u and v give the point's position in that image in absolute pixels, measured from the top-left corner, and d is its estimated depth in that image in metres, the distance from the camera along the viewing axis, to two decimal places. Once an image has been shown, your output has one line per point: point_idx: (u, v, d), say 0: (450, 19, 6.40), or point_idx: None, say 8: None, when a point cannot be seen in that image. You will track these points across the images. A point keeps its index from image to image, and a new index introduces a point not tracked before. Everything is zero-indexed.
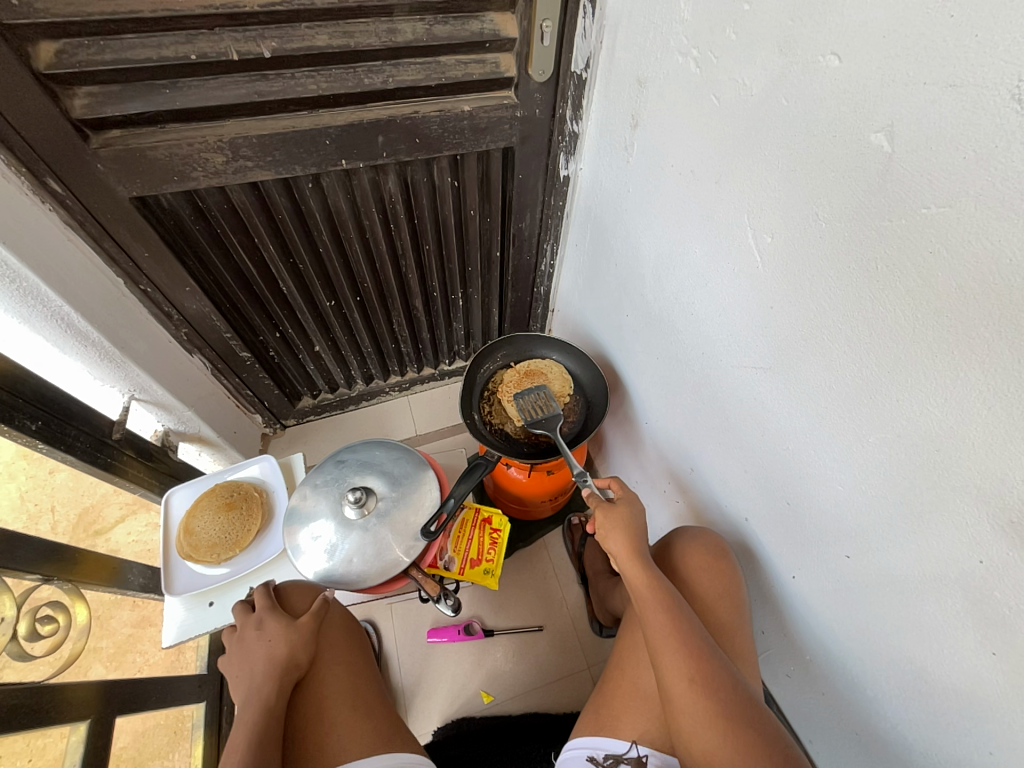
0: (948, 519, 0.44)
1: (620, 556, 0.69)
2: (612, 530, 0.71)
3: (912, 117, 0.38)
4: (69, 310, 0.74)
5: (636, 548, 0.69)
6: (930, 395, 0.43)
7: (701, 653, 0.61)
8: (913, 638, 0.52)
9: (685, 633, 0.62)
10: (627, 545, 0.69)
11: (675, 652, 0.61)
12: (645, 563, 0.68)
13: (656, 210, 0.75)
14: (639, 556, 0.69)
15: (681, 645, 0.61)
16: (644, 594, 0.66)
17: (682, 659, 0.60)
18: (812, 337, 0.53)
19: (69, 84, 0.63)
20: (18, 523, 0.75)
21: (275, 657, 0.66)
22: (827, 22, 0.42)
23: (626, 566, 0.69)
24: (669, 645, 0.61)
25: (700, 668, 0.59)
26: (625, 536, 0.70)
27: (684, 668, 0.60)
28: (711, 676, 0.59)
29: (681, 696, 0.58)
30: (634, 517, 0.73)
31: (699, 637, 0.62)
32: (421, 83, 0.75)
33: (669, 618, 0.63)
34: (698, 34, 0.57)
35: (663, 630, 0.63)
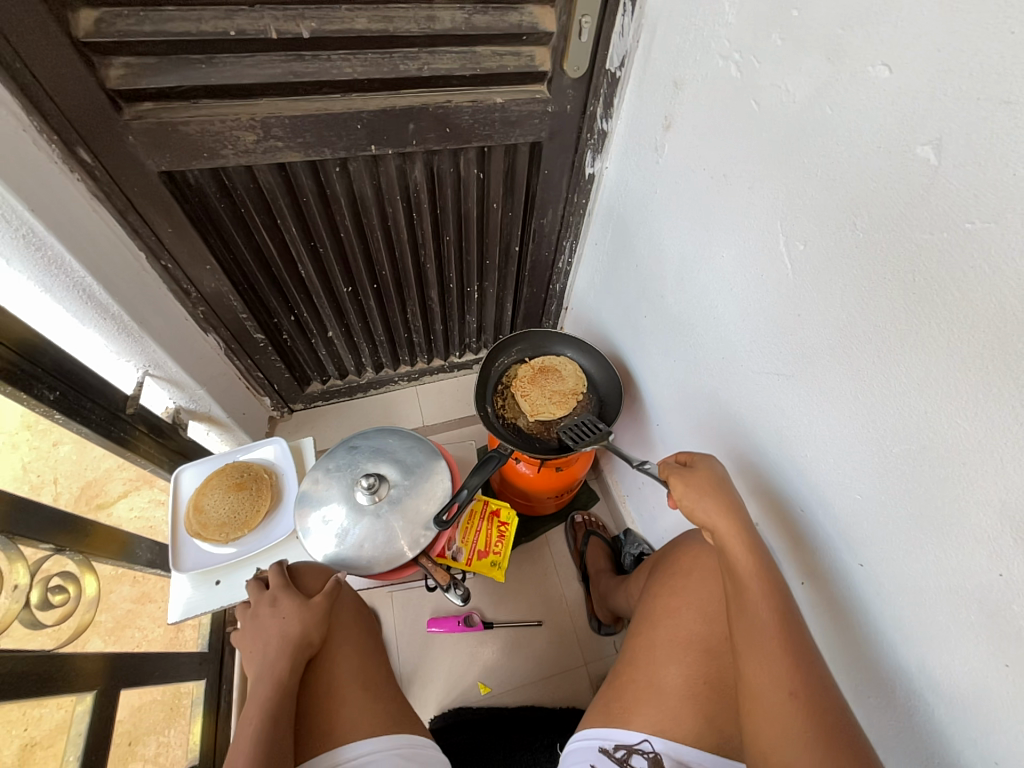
0: (969, 529, 0.45)
1: (724, 539, 0.65)
2: (713, 505, 0.66)
3: (961, 133, 0.38)
4: (90, 279, 0.74)
5: (741, 527, 0.64)
6: (959, 409, 0.43)
7: (803, 664, 0.58)
8: (924, 648, 0.53)
9: (790, 638, 0.60)
10: (730, 523, 0.65)
11: (772, 654, 0.59)
12: (754, 548, 0.64)
13: (684, 212, 0.75)
14: (747, 540, 0.64)
15: (783, 650, 0.59)
16: (748, 582, 0.63)
17: (783, 667, 0.58)
18: (838, 347, 0.54)
19: (106, 54, 0.63)
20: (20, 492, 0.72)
21: (290, 635, 0.67)
22: (878, 32, 0.43)
23: (729, 545, 0.64)
24: (771, 647, 0.60)
25: (800, 683, 0.57)
26: (728, 513, 0.65)
27: (784, 679, 0.58)
28: (813, 690, 0.57)
29: (772, 702, 0.58)
30: (734, 493, 0.68)
31: (803, 644, 0.60)
32: (456, 72, 0.75)
33: (774, 618, 0.61)
34: (741, 39, 0.58)
35: (765, 631, 0.60)
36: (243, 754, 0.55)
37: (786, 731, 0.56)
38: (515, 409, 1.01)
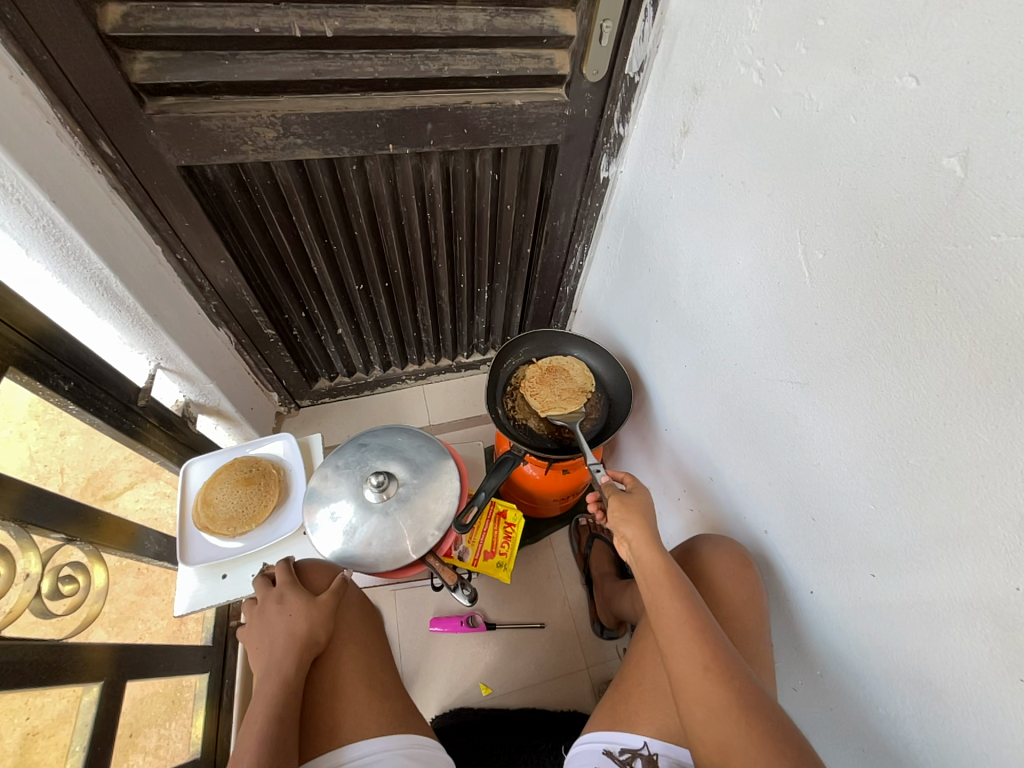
0: (985, 543, 0.45)
1: (636, 544, 0.69)
2: (623, 511, 0.71)
3: (989, 145, 0.38)
4: (107, 272, 0.74)
5: (648, 532, 0.69)
6: (980, 421, 0.43)
7: (715, 644, 0.59)
8: (936, 660, 0.53)
9: (698, 622, 0.61)
10: (636, 525, 0.69)
11: (684, 637, 0.60)
12: (657, 547, 0.67)
13: (700, 218, 0.75)
14: (651, 540, 0.68)
15: (695, 631, 0.60)
16: (656, 577, 0.65)
17: (695, 647, 0.59)
18: (855, 357, 0.54)
19: (131, 48, 0.63)
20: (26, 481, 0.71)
21: (297, 634, 0.67)
22: (906, 43, 0.43)
23: (637, 548, 0.68)
24: (684, 633, 0.60)
25: (714, 658, 0.58)
26: (635, 517, 0.70)
27: (698, 659, 0.59)
28: (727, 668, 0.58)
29: (697, 689, 0.57)
30: (646, 502, 0.72)
31: (712, 628, 0.61)
32: (476, 73, 0.75)
33: (681, 604, 0.63)
34: (765, 47, 0.58)
35: (675, 618, 0.62)
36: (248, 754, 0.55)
37: (716, 713, 0.56)
38: (525, 410, 1.02)
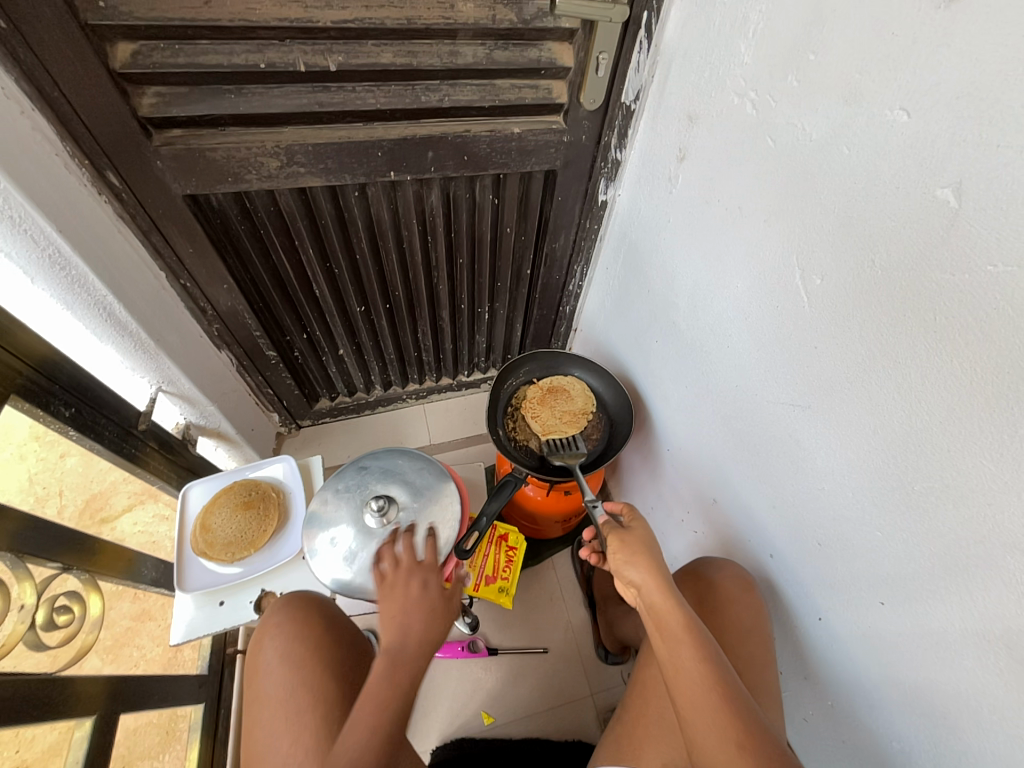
0: (996, 574, 0.44)
1: (649, 594, 0.64)
2: (634, 556, 0.66)
3: (981, 178, 0.39)
4: (111, 299, 0.75)
5: (665, 582, 0.64)
6: (985, 449, 0.43)
7: (744, 711, 0.55)
8: (950, 694, 0.51)
9: (724, 684, 0.57)
10: (653, 575, 0.64)
11: (711, 707, 0.56)
12: (675, 599, 0.63)
13: (697, 242, 0.76)
14: (668, 592, 0.63)
15: (723, 700, 0.56)
16: (677, 636, 0.60)
17: (725, 718, 0.55)
18: (856, 381, 0.54)
19: (139, 84, 0.65)
20: (25, 505, 0.71)
21: (432, 640, 0.66)
22: (896, 78, 0.44)
23: (654, 600, 0.63)
24: (710, 699, 0.56)
25: (746, 732, 0.54)
26: (649, 565, 0.65)
27: (729, 732, 0.54)
28: (758, 738, 0.54)
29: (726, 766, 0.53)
30: (655, 545, 0.68)
31: (738, 692, 0.57)
32: (476, 103, 0.77)
33: (706, 666, 0.58)
34: (757, 78, 0.59)
35: (699, 682, 0.57)
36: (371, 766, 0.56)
37: None
38: (526, 431, 1.01)
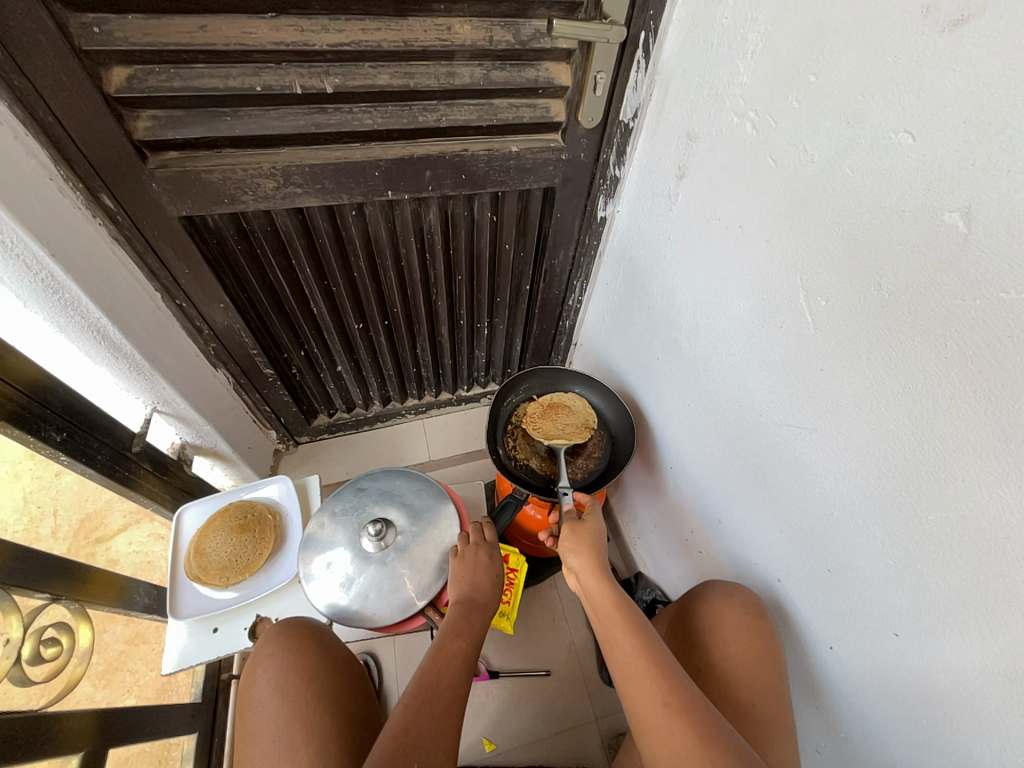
0: (1015, 610, 0.42)
1: (585, 573, 0.71)
2: (575, 548, 0.74)
3: (991, 203, 0.38)
4: (106, 321, 0.74)
5: (599, 563, 0.72)
6: (1001, 480, 0.41)
7: (673, 674, 0.58)
8: (970, 733, 0.49)
9: (653, 651, 0.60)
10: (588, 554, 0.72)
11: (640, 670, 0.58)
12: (605, 580, 0.69)
13: (698, 261, 0.75)
14: (600, 574, 0.70)
15: (654, 665, 0.58)
16: (609, 610, 0.66)
17: (652, 679, 0.57)
18: (864, 405, 0.52)
19: (135, 107, 0.65)
20: (18, 525, 0.71)
21: (489, 604, 0.75)
22: (900, 102, 0.43)
23: (589, 579, 0.70)
24: (640, 662, 0.59)
25: (675, 693, 0.56)
26: (585, 546, 0.74)
27: (657, 690, 0.56)
28: (686, 698, 0.55)
29: (656, 727, 0.55)
30: (596, 539, 0.75)
31: (669, 659, 0.60)
32: (474, 123, 0.76)
33: (637, 635, 0.62)
34: (757, 99, 0.58)
35: (630, 652, 0.61)
36: (448, 687, 0.62)
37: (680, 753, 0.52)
38: (528, 450, 1.00)
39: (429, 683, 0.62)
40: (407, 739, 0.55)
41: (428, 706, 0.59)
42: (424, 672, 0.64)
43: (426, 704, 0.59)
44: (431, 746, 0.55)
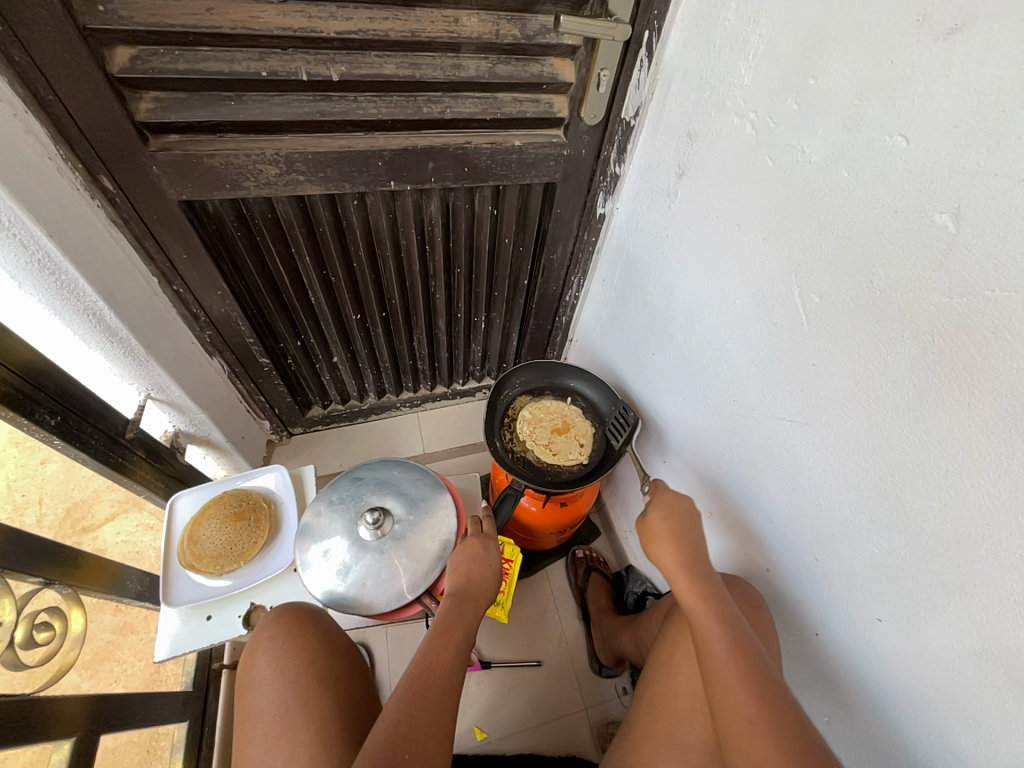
0: (992, 593, 0.45)
1: (670, 570, 0.69)
2: (653, 544, 0.73)
3: (979, 205, 0.40)
4: (102, 305, 0.73)
5: (687, 562, 0.69)
6: (982, 470, 0.43)
7: (765, 689, 0.55)
8: (947, 713, 0.51)
9: (745, 661, 0.58)
10: (674, 552, 0.70)
11: (730, 681, 0.56)
12: (695, 578, 0.67)
13: (695, 258, 0.77)
14: (691, 570, 0.68)
15: (741, 675, 0.56)
16: (697, 610, 0.64)
17: (739, 690, 0.55)
18: (853, 400, 0.54)
19: (137, 88, 0.64)
20: (3, 514, 0.69)
21: (483, 597, 0.75)
22: (896, 105, 0.45)
23: (676, 578, 0.68)
24: (730, 674, 0.57)
25: (761, 709, 0.53)
26: (666, 542, 0.72)
27: (741, 706, 0.54)
28: (775, 719, 0.52)
29: (736, 735, 0.53)
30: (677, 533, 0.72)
31: (765, 672, 0.57)
32: (477, 116, 0.77)
33: (728, 642, 0.59)
34: (757, 100, 0.60)
35: (721, 658, 0.58)
36: (440, 677, 0.63)
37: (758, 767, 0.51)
38: (532, 436, 1.02)
39: (421, 676, 0.63)
40: (397, 732, 0.56)
41: (418, 697, 0.60)
42: (417, 665, 0.64)
43: (417, 697, 0.60)
44: (424, 740, 0.56)
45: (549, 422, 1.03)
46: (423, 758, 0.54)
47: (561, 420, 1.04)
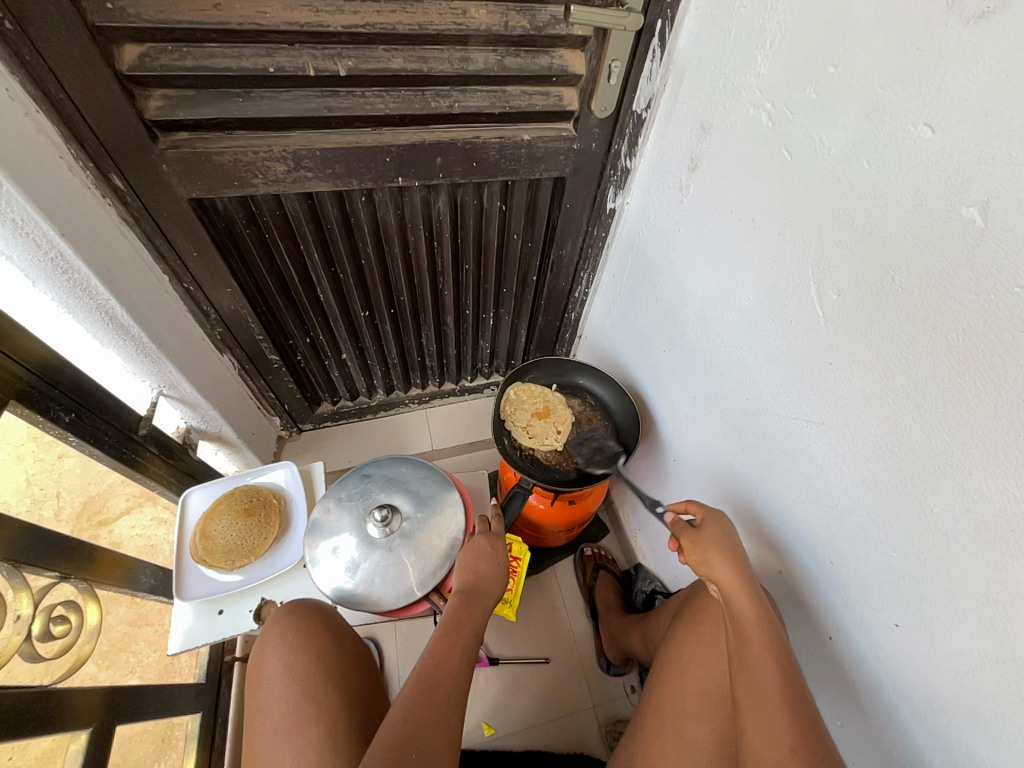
0: (1016, 601, 0.43)
1: (726, 586, 0.65)
2: (711, 556, 0.67)
3: (1009, 197, 0.38)
4: (115, 303, 0.73)
5: (748, 580, 0.64)
6: (1008, 473, 0.42)
7: (802, 717, 0.56)
8: (966, 721, 0.50)
9: (790, 688, 0.57)
10: (732, 570, 0.65)
11: (774, 711, 0.56)
12: (757, 599, 0.63)
13: (708, 253, 0.75)
14: (750, 589, 0.64)
15: (782, 701, 0.56)
16: (749, 631, 0.61)
17: (782, 718, 0.56)
18: (872, 399, 0.53)
19: (146, 86, 0.64)
20: (21, 507, 0.70)
21: (490, 595, 0.75)
22: (922, 93, 0.43)
23: (733, 595, 0.64)
24: (774, 703, 0.57)
25: (802, 740, 0.54)
26: (727, 559, 0.66)
27: (782, 734, 0.55)
28: (816, 750, 0.53)
29: (770, 754, 0.54)
30: (738, 548, 0.67)
31: (803, 701, 0.57)
32: (486, 110, 0.76)
33: (775, 669, 0.58)
34: (774, 89, 0.58)
35: (767, 683, 0.58)
36: (446, 677, 0.63)
37: None
38: (511, 417, 1.02)
39: (428, 675, 0.63)
40: (405, 731, 0.56)
41: (426, 697, 0.60)
42: (424, 664, 0.64)
43: (424, 696, 0.60)
44: (431, 739, 0.56)
45: (530, 406, 1.03)
46: (432, 757, 0.54)
47: (543, 403, 1.04)
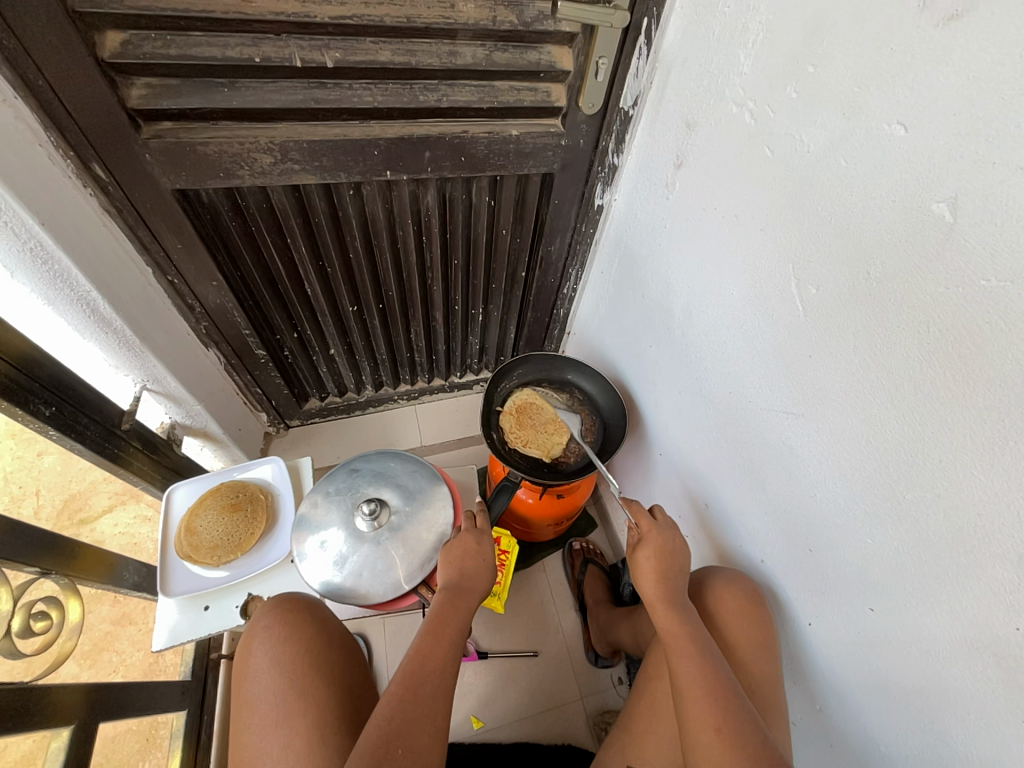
0: (984, 583, 0.45)
1: (651, 596, 0.72)
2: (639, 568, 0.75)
3: (975, 194, 0.40)
4: (96, 294, 0.72)
5: (665, 589, 0.72)
6: (976, 461, 0.43)
7: (729, 704, 0.58)
8: (936, 701, 0.52)
9: (712, 679, 0.61)
10: (655, 580, 0.73)
11: (698, 698, 0.59)
12: (675, 606, 0.70)
13: (693, 249, 0.77)
14: (669, 599, 0.70)
15: (706, 688, 0.60)
16: (674, 637, 0.66)
17: (705, 705, 0.58)
18: (850, 390, 0.54)
19: (129, 74, 0.63)
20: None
21: (476, 591, 0.76)
22: (895, 93, 0.44)
23: (657, 606, 0.70)
24: (699, 692, 0.60)
25: (726, 720, 0.57)
26: (652, 569, 0.74)
27: (708, 718, 0.57)
28: (738, 728, 0.56)
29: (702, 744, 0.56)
30: (670, 566, 0.74)
31: (729, 689, 0.60)
32: (474, 104, 0.76)
33: (697, 662, 0.63)
34: (756, 88, 0.59)
35: (692, 677, 0.62)
36: (432, 674, 0.63)
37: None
38: None
39: (413, 673, 0.63)
40: (390, 729, 0.56)
41: (412, 694, 0.60)
42: (411, 661, 0.64)
43: (409, 694, 0.60)
44: (418, 739, 0.56)
45: None
46: (418, 756, 0.55)
47: None
